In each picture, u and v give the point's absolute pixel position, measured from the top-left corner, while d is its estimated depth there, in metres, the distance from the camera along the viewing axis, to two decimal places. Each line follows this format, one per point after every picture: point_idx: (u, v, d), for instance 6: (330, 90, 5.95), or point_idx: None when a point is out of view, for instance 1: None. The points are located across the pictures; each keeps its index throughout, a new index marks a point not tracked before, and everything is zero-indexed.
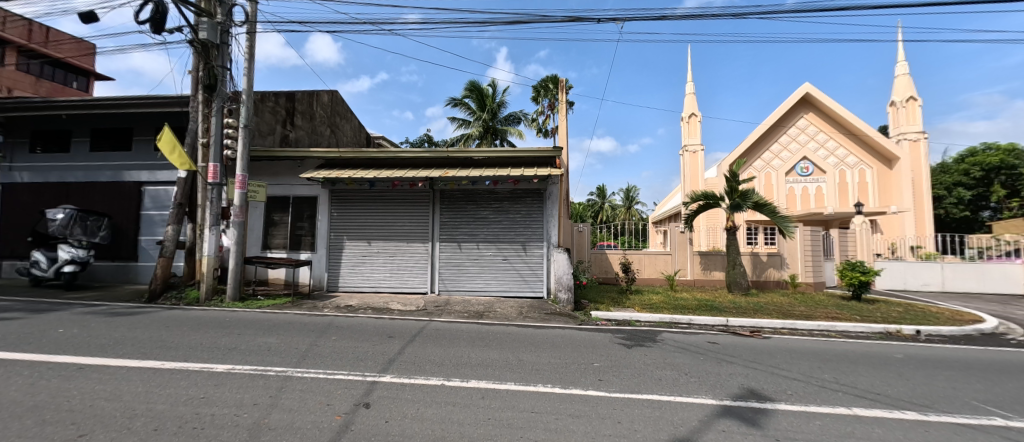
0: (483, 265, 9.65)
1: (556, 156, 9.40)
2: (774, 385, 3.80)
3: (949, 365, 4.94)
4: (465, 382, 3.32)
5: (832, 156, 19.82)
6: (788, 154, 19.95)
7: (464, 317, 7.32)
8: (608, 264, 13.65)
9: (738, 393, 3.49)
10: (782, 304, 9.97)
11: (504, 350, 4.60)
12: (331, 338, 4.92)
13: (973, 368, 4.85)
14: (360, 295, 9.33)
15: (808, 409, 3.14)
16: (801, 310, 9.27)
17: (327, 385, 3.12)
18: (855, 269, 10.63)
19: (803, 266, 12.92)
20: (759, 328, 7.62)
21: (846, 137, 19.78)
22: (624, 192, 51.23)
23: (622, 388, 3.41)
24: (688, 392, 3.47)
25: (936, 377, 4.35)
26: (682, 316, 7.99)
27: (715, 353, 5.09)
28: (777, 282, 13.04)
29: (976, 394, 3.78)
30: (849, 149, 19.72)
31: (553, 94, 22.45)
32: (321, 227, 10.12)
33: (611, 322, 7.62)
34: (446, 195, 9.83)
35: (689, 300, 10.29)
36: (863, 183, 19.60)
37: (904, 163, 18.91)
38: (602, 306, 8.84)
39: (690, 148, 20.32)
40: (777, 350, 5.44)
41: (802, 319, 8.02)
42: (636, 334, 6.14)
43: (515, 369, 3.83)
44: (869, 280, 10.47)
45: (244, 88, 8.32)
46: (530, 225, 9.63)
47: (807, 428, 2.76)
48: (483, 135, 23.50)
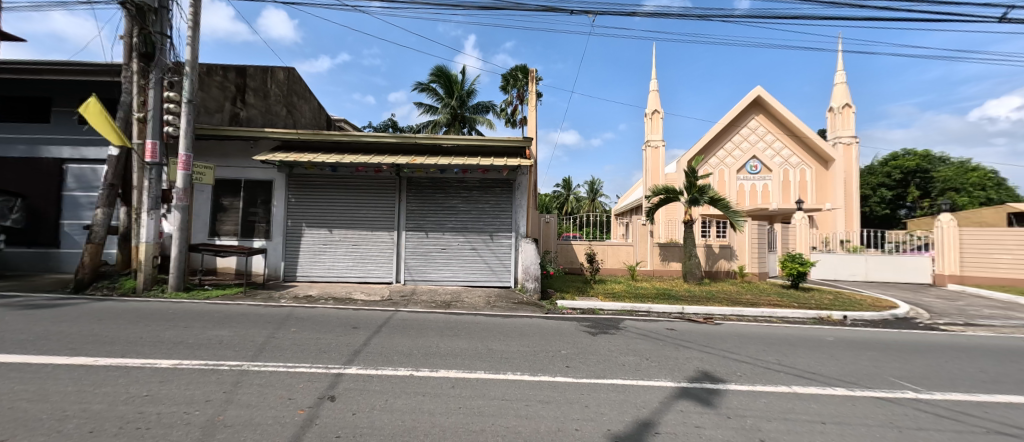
0: (451, 255, 9.54)
1: (526, 146, 9.41)
2: (726, 367, 4.08)
3: (872, 346, 5.55)
4: (435, 372, 3.28)
5: (778, 156, 21.30)
6: (740, 153, 21.26)
7: (431, 307, 7.24)
8: (573, 254, 13.93)
9: (694, 376, 3.73)
10: (732, 292, 10.80)
11: (473, 339, 4.61)
12: (291, 330, 4.68)
13: (890, 348, 5.49)
14: (320, 285, 8.96)
15: (755, 389, 3.41)
16: (747, 297, 10.12)
17: (288, 379, 2.97)
18: (794, 260, 11.57)
19: (750, 257, 13.82)
20: (711, 315, 8.16)
21: (791, 139, 21.29)
22: (589, 185, 52.23)
23: (588, 374, 3.54)
24: (649, 376, 3.66)
25: (861, 357, 4.87)
26: (642, 304, 8.37)
27: (673, 338, 5.38)
28: (727, 272, 13.96)
29: (894, 372, 4.26)
30: (792, 150, 21.29)
31: (521, 84, 22.37)
32: (277, 213, 9.54)
33: (576, 310, 7.85)
34: (413, 182, 9.57)
35: (648, 289, 10.86)
36: (803, 182, 21.27)
37: (838, 164, 20.69)
38: (567, 295, 9.10)
39: (653, 143, 21.05)
40: (727, 335, 5.85)
41: (748, 307, 8.67)
42: (600, 322, 6.35)
43: (484, 358, 3.84)
44: (806, 270, 11.44)
45: (187, 59, 7.58)
46: (499, 215, 9.61)
47: (755, 406, 3.00)
48: (451, 123, 23.01)
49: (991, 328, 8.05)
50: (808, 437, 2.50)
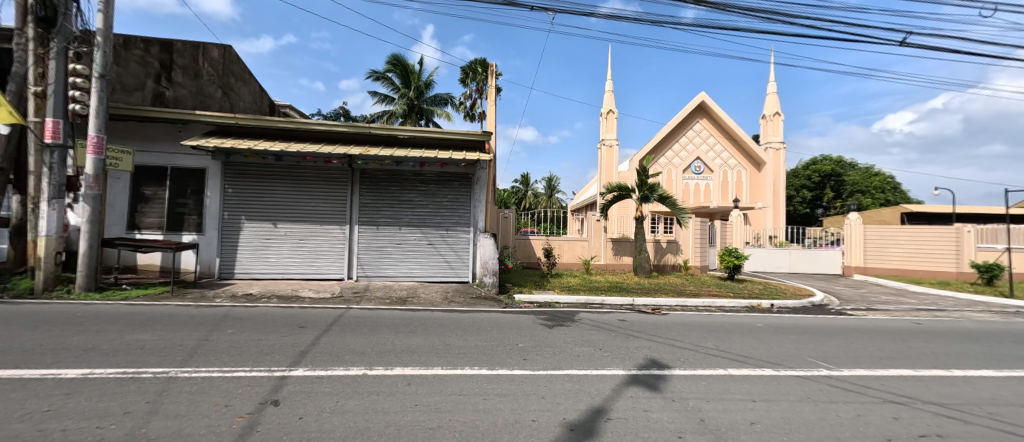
0: (407, 250, 9.27)
1: (485, 140, 9.35)
2: (671, 354, 4.36)
3: (794, 331, 6.20)
4: (389, 370, 3.18)
5: (718, 158, 22.96)
6: (685, 154, 22.67)
7: (386, 303, 6.99)
8: (531, 249, 14.09)
9: (643, 363, 3.94)
10: (676, 284, 11.62)
11: (430, 335, 4.53)
12: (228, 331, 4.30)
13: (809, 332, 6.17)
14: (262, 283, 8.33)
15: (696, 373, 3.68)
16: (690, 288, 10.96)
17: (224, 384, 2.73)
18: (731, 254, 12.60)
19: (693, 252, 14.89)
20: (658, 306, 8.68)
21: (730, 142, 23.02)
22: (546, 182, 53.04)
23: (544, 366, 3.61)
24: (602, 365, 3.81)
25: (785, 341, 5.43)
26: (596, 297, 8.70)
27: (624, 329, 5.66)
28: (673, 266, 14.87)
29: (812, 352, 4.79)
30: (731, 153, 23.07)
31: (481, 78, 22.17)
32: (211, 205, 8.71)
33: (533, 304, 7.99)
34: (367, 174, 9.16)
35: (602, 282, 11.31)
36: (739, 182, 23.15)
37: (769, 167, 22.73)
38: (524, 289, 9.23)
39: (608, 142, 21.82)
40: (672, 324, 6.26)
41: (690, 298, 9.32)
42: (556, 315, 6.49)
43: (441, 354, 3.79)
44: (741, 263, 12.52)
45: (99, 27, 6.65)
46: (457, 209, 9.49)
47: (696, 389, 3.24)
48: (407, 114, 22.29)
49: (887, 312, 9.32)
50: (741, 415, 2.74)
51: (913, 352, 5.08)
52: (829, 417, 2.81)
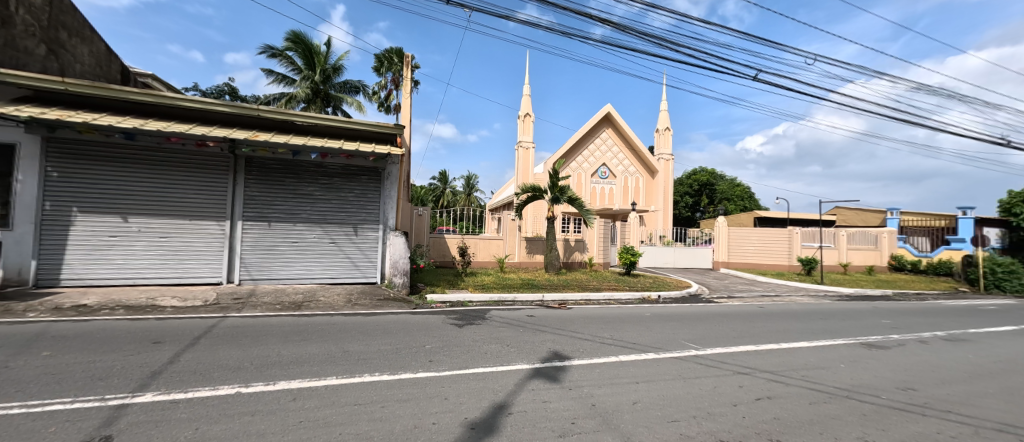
0: (304, 249, 8.36)
1: (397, 134, 8.89)
2: (572, 346, 4.67)
3: (674, 318, 7.16)
4: (271, 385, 2.82)
5: (620, 165, 25.39)
6: (593, 160, 24.61)
7: (277, 309, 6.21)
8: (446, 247, 13.83)
9: (546, 356, 4.14)
10: (582, 280, 12.57)
11: (328, 343, 4.15)
12: (43, 354, 3.36)
13: (685, 319, 7.17)
14: (104, 291, 6.71)
15: (591, 362, 3.99)
16: (593, 284, 11.93)
17: (26, 423, 2.12)
18: (628, 252, 14.01)
19: (598, 250, 16.25)
20: (565, 300, 9.27)
21: (630, 152, 25.61)
22: (465, 180, 52.59)
23: (451, 366, 3.57)
24: (508, 361, 3.91)
25: (667, 327, 6.22)
26: (508, 294, 8.92)
27: (532, 324, 5.89)
28: (580, 263, 15.98)
29: (686, 336, 5.58)
30: (631, 161, 25.67)
31: (397, 68, 21.07)
32: (25, 192, 6.75)
33: (445, 304, 7.85)
34: (255, 163, 8.03)
35: (514, 280, 11.64)
36: (637, 187, 25.90)
37: (661, 175, 25.85)
38: (437, 289, 9.05)
39: (524, 144, 22.55)
40: (575, 318, 6.72)
41: (593, 292, 10.14)
42: (467, 314, 6.47)
43: (338, 362, 3.50)
44: (636, 259, 14.01)
45: None
46: (364, 206, 8.87)
47: (590, 376, 3.51)
48: (311, 99, 20.15)
49: (742, 298, 11.34)
50: (626, 396, 3.06)
51: (756, 331, 6.26)
52: (695, 391, 3.30)
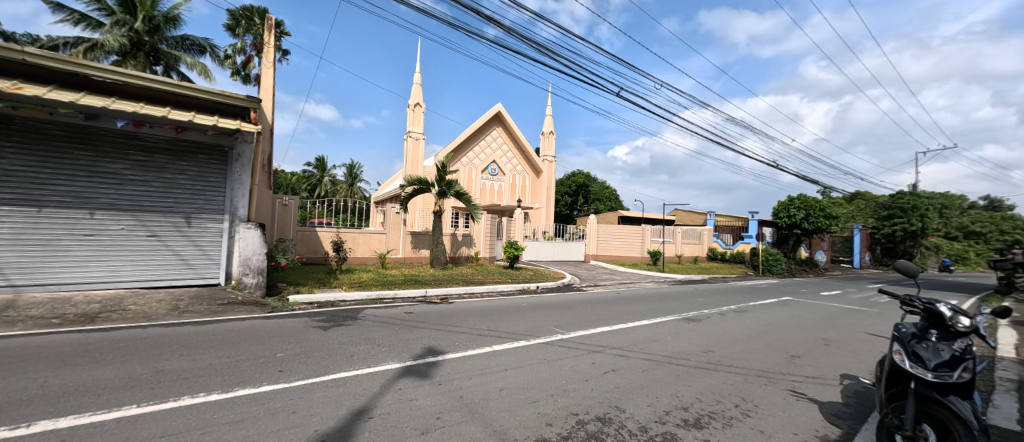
0: (107, 244, 6.45)
1: (252, 108, 7.48)
2: (447, 340, 4.66)
3: (547, 307, 7.81)
4: (22, 429, 2.07)
5: (509, 163, 26.43)
6: (483, 157, 25.11)
7: (55, 324, 4.65)
8: (318, 242, 12.39)
9: (419, 353, 4.04)
10: (467, 274, 12.70)
11: (133, 362, 3.26)
12: None
13: (556, 307, 7.90)
14: None
15: (465, 354, 4.04)
16: (478, 278, 12.16)
17: None
18: (512, 246, 14.65)
19: (484, 244, 16.66)
20: (448, 295, 9.22)
21: (519, 151, 26.83)
22: (347, 168, 47.73)
23: (306, 374, 3.19)
24: (377, 362, 3.69)
25: (539, 316, 6.74)
26: (388, 291, 8.45)
27: (408, 321, 5.69)
28: (467, 257, 16.09)
29: (555, 323, 6.13)
30: (518, 160, 26.90)
31: (258, 31, 17.84)
32: None
33: (311, 305, 7.00)
34: (21, 125, 5.86)
35: (396, 276, 11.09)
36: (524, 186, 27.30)
37: (545, 175, 27.81)
38: (303, 288, 8.02)
39: (413, 135, 21.61)
40: (456, 312, 6.75)
41: (477, 286, 10.37)
42: (337, 315, 5.89)
43: (145, 385, 2.78)
44: (518, 253, 14.76)
45: None
46: (204, 191, 7.30)
47: (461, 369, 3.54)
48: (129, 52, 15.64)
49: (605, 286, 13.02)
50: (495, 384, 3.20)
51: (612, 314, 7.28)
52: (556, 371, 3.65)
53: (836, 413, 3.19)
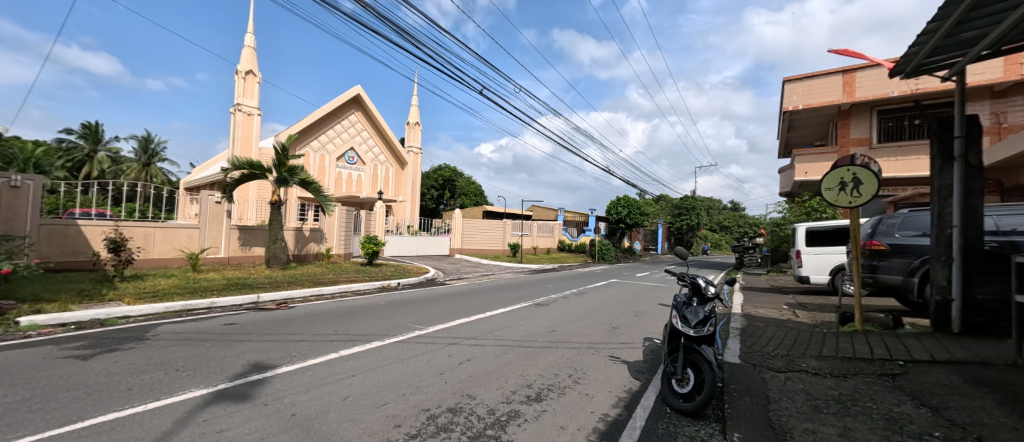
0: None
1: None
2: (281, 351, 3.99)
3: (406, 303, 7.54)
4: None
5: (370, 152, 24.35)
6: (339, 143, 22.55)
7: None
8: (79, 240, 9.06)
9: (240, 371, 3.35)
10: (315, 274, 11.18)
11: None
12: None
13: (416, 303, 7.70)
14: None
15: (303, 365, 3.54)
16: (329, 277, 10.84)
17: None
18: (371, 241, 13.56)
19: (337, 240, 15.00)
20: (288, 299, 7.93)
21: (381, 139, 24.97)
22: (139, 139, 35.50)
23: (42, 427, 2.25)
24: (173, 391, 2.89)
25: (397, 313, 6.44)
26: (200, 300, 6.73)
27: (227, 334, 4.65)
28: (315, 255, 14.15)
29: (413, 319, 5.95)
30: (381, 149, 25.01)
31: None
32: None
33: (64, 327, 5.03)
34: None
35: (215, 280, 8.97)
36: (387, 177, 25.52)
37: (410, 167, 26.70)
38: (50, 305, 5.69)
39: (244, 108, 17.78)
40: (296, 317, 5.86)
41: (327, 285, 9.26)
42: (109, 337, 4.36)
43: None
44: (378, 249, 13.76)
45: None
46: None
47: (297, 383, 3.08)
48: None
49: (467, 278, 13.37)
50: (336, 394, 2.88)
51: (471, 305, 7.51)
52: (410, 369, 3.53)
53: (639, 369, 4.02)
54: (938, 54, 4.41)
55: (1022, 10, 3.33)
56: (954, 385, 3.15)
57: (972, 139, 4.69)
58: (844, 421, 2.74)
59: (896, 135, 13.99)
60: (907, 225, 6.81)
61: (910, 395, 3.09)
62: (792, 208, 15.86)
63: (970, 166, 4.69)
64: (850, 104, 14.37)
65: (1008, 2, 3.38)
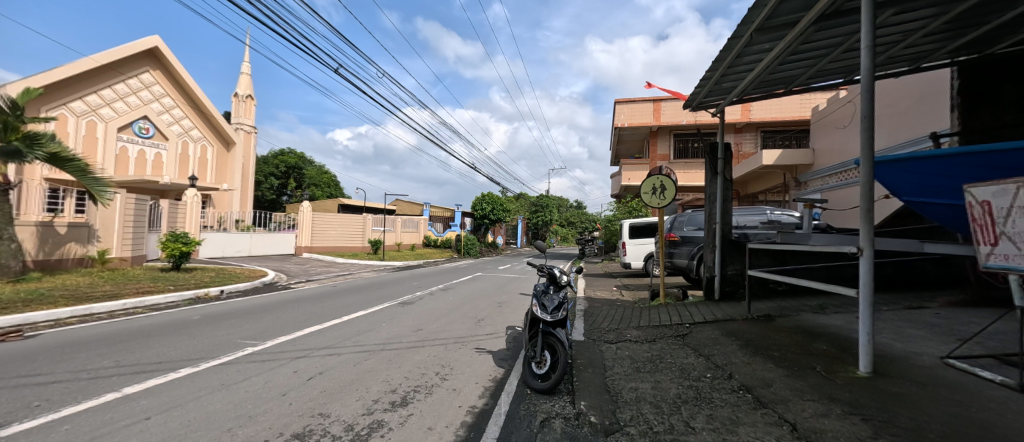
0: None
1: None
2: (11, 402, 2.72)
3: (232, 316, 6.17)
4: None
5: (176, 125, 18.92)
6: (123, 108, 16.89)
7: None
8: None
9: None
10: (80, 286, 8.07)
11: None
12: None
13: (246, 313, 6.37)
14: None
15: (56, 416, 2.50)
16: (106, 289, 7.96)
17: None
18: (178, 240, 10.50)
19: (119, 240, 11.10)
20: (27, 325, 5.51)
21: (194, 111, 19.75)
22: None
23: None
24: None
25: (219, 329, 5.21)
26: None
27: None
28: (77, 260, 10.17)
29: (242, 334, 4.91)
30: (193, 122, 19.68)
31: None
32: None
33: None
34: None
35: None
36: (203, 158, 20.26)
37: (238, 148, 21.91)
38: None
39: None
40: (42, 350, 4.12)
41: (102, 301, 6.82)
42: None
43: None
44: (191, 250, 10.74)
45: None
46: None
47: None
48: None
49: (319, 280, 11.81)
50: None
51: (323, 311, 6.64)
52: (238, 397, 2.87)
53: (502, 357, 4.25)
54: (711, 96, 6.00)
55: (755, 70, 4.92)
56: (717, 337, 4.35)
57: (727, 161, 6.54)
58: (655, 376, 3.47)
59: (684, 154, 18.44)
60: (691, 222, 9.10)
61: (693, 349, 4.13)
62: (619, 207, 19.32)
63: (726, 179, 6.53)
64: (658, 127, 18.32)
65: (748, 65, 4.93)
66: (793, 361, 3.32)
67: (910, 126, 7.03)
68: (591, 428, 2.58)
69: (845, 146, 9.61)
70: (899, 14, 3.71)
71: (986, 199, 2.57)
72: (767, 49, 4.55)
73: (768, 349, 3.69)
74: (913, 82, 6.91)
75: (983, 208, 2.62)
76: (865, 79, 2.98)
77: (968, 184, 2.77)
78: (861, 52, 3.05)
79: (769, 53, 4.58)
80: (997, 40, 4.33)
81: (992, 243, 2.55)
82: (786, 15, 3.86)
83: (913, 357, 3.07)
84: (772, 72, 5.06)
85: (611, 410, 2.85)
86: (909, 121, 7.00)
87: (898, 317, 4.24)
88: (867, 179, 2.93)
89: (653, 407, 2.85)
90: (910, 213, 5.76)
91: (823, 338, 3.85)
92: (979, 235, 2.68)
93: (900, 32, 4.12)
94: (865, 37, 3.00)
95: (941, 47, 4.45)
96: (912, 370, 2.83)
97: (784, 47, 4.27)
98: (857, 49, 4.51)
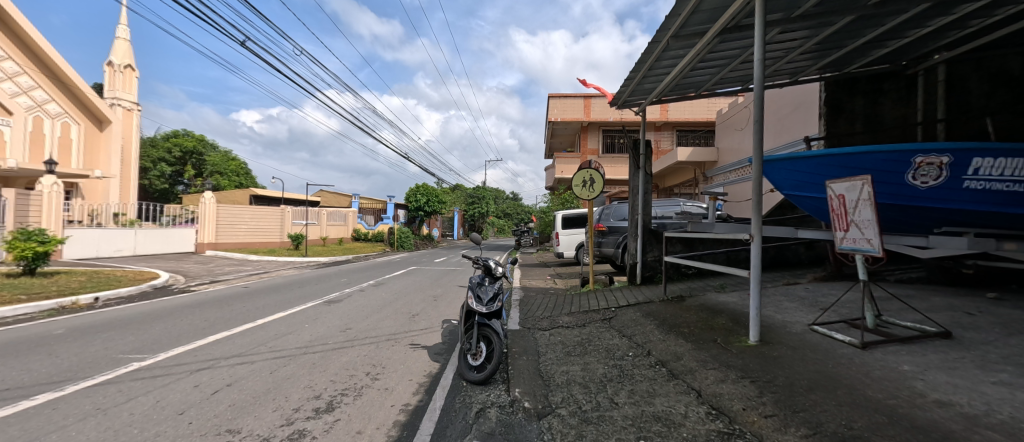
0: None
1: None
2: None
3: (111, 326, 5.23)
4: None
5: (24, 96, 15.31)
6: None
7: None
8: None
9: None
10: None
11: None
12: None
13: (131, 323, 5.45)
14: None
15: None
16: None
17: None
18: (31, 239, 8.50)
19: None
20: None
21: (49, 79, 16.14)
22: None
23: None
24: None
25: (91, 343, 4.39)
26: None
27: None
28: None
29: (126, 347, 4.20)
30: (49, 94, 16.09)
31: None
32: None
33: None
34: None
35: None
36: (66, 139, 16.71)
37: (115, 127, 18.45)
38: None
39: None
40: None
41: None
42: None
43: None
44: (49, 250, 8.79)
45: None
46: None
47: None
48: None
49: (226, 281, 10.51)
50: None
51: (233, 314, 5.92)
52: (119, 422, 2.44)
53: (438, 351, 4.20)
54: (634, 96, 6.44)
55: (672, 73, 5.37)
56: (638, 318, 4.75)
57: (648, 157, 7.09)
58: (584, 359, 3.68)
59: (611, 149, 19.58)
60: (616, 213, 9.93)
61: (618, 331, 4.47)
62: (553, 199, 19.99)
63: (647, 174, 7.06)
64: (588, 122, 19.28)
65: (667, 68, 5.34)
66: (700, 335, 3.75)
67: (789, 131, 8.25)
68: (524, 413, 2.65)
69: (742, 145, 11.01)
70: (783, 32, 4.31)
71: (841, 193, 3.10)
72: (681, 55, 4.98)
73: (680, 327, 4.12)
74: (792, 93, 8.10)
75: (839, 201, 3.16)
76: (757, 88, 3.38)
77: (830, 180, 3.32)
78: (754, 63, 3.44)
79: (682, 59, 5.03)
80: (851, 62, 5.25)
81: (845, 229, 3.10)
82: (696, 25, 4.26)
83: (789, 326, 3.65)
84: (685, 76, 5.57)
85: (544, 395, 2.97)
86: (790, 126, 8.21)
87: (778, 292, 5.02)
88: (756, 176, 3.35)
89: (581, 387, 3.03)
90: (788, 205, 6.81)
91: (722, 313, 4.41)
92: (836, 223, 3.24)
93: (784, 49, 4.79)
94: (756, 51, 3.41)
95: (813, 64, 5.27)
96: (788, 336, 3.38)
97: (694, 54, 4.71)
98: (751, 61, 5.15)
